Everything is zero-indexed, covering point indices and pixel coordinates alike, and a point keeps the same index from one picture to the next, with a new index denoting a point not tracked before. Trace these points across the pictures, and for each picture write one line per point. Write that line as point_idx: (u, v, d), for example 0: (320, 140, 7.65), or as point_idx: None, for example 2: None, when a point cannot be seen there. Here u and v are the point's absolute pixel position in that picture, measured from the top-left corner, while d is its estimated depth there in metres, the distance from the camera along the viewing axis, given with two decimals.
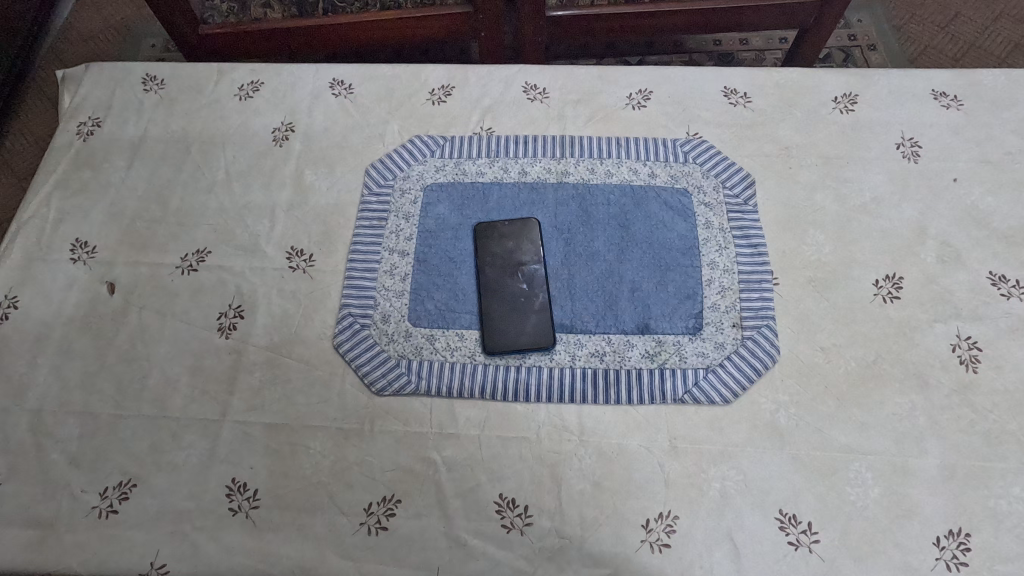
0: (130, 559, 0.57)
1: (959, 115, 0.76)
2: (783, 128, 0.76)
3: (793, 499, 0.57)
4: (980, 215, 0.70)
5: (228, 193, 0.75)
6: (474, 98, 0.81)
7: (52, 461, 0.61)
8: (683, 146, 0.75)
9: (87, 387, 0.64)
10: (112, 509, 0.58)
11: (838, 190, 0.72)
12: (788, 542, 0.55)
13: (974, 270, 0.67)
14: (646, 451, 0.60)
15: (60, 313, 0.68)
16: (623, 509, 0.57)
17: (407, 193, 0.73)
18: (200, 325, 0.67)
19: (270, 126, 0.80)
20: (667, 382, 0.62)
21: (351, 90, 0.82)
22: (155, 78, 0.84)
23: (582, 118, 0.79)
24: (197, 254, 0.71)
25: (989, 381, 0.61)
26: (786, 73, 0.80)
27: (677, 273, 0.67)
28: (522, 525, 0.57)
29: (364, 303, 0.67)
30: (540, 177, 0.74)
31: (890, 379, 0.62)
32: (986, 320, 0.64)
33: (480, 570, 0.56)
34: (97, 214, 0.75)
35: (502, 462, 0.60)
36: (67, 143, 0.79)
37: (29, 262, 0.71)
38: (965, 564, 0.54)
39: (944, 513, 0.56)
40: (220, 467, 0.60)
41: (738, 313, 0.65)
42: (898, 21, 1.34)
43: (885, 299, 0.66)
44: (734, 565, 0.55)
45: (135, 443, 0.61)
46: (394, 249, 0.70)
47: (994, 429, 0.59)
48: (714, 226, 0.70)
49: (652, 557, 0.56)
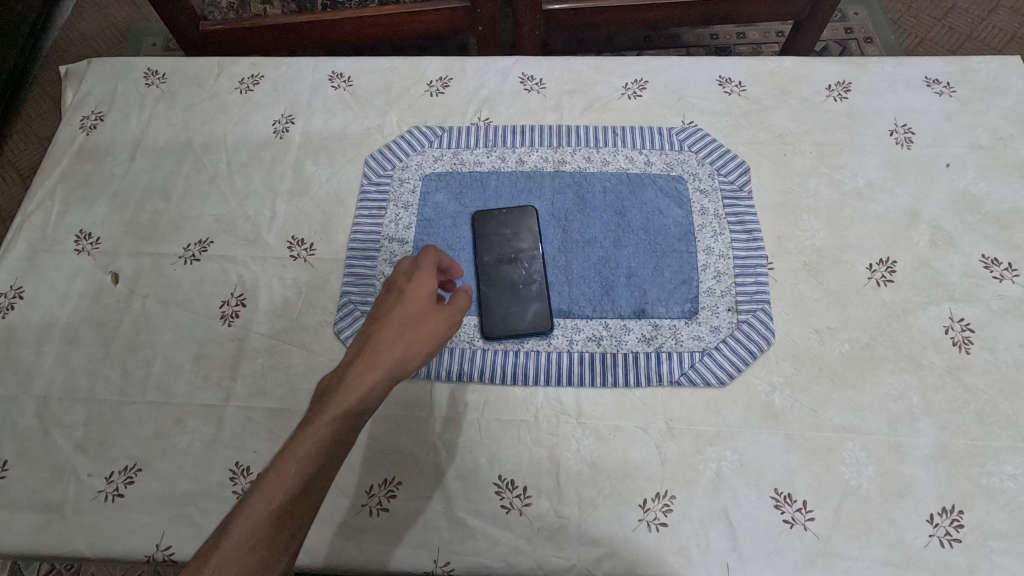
0: (136, 541, 0.57)
1: (952, 102, 0.77)
2: (778, 116, 0.77)
3: (789, 478, 0.58)
4: (972, 199, 0.71)
5: (229, 185, 0.76)
6: (472, 89, 0.82)
7: (58, 446, 0.62)
8: (679, 135, 0.76)
9: (93, 374, 0.65)
10: (118, 492, 0.59)
11: (832, 176, 0.73)
12: (783, 520, 0.56)
13: (967, 254, 0.68)
14: (643, 432, 0.60)
15: (65, 302, 0.69)
16: (620, 489, 0.58)
17: (405, 182, 0.74)
18: (203, 313, 0.68)
19: (271, 119, 0.81)
20: (663, 365, 0.63)
21: (350, 82, 0.83)
22: (156, 72, 0.85)
23: (578, 108, 0.79)
24: (199, 244, 0.72)
25: (982, 361, 0.62)
26: (780, 63, 0.81)
27: (673, 259, 0.68)
28: (521, 505, 0.58)
29: (364, 290, 0.68)
30: (537, 165, 0.74)
31: (883, 360, 0.63)
32: (978, 302, 0.65)
33: (480, 549, 0.57)
34: (101, 206, 0.76)
35: (500, 444, 0.61)
36: (71, 137, 0.80)
37: (34, 253, 0.72)
38: (957, 540, 0.55)
39: (937, 491, 0.57)
40: (223, 451, 0.61)
41: (734, 297, 0.66)
42: (895, 13, 1.34)
43: (879, 282, 0.66)
44: (730, 543, 0.56)
45: (140, 428, 0.62)
46: (394, 237, 0.71)
47: (987, 408, 0.60)
48: (709, 213, 0.71)
49: (649, 536, 0.56)
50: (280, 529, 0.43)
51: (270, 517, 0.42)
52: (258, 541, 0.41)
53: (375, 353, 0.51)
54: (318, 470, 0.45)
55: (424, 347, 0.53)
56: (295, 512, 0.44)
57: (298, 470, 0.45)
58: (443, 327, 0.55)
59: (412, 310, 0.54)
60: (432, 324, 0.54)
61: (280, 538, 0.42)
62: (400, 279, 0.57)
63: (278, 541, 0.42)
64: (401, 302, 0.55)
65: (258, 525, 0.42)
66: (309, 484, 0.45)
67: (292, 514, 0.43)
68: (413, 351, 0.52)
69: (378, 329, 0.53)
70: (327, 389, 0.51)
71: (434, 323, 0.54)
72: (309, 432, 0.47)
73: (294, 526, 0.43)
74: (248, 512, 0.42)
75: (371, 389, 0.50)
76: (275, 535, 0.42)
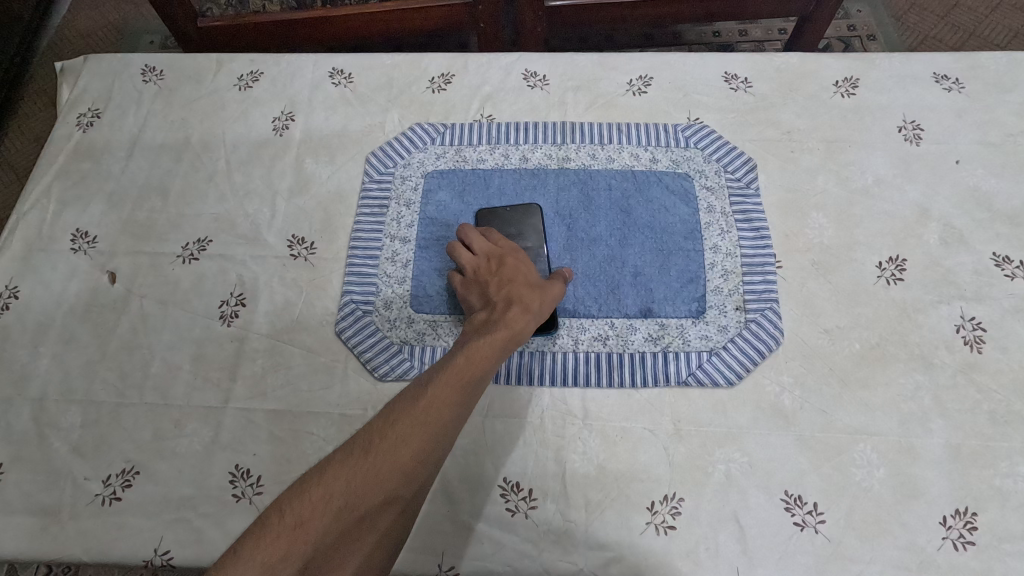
0: (134, 546, 0.56)
1: (960, 98, 0.76)
2: (784, 112, 0.76)
3: (799, 480, 0.57)
4: (982, 196, 0.70)
5: (228, 183, 0.75)
6: (474, 85, 0.80)
7: (54, 449, 0.60)
8: (685, 131, 0.75)
9: (90, 375, 0.64)
10: (115, 496, 0.58)
11: (840, 173, 0.72)
12: (794, 523, 0.55)
13: (977, 252, 0.67)
14: (650, 434, 0.59)
15: (62, 302, 0.68)
16: (628, 492, 0.57)
17: (407, 180, 0.73)
18: (202, 314, 0.67)
19: (270, 116, 0.80)
20: (671, 365, 0.62)
21: (350, 79, 0.82)
22: (154, 69, 0.83)
23: (582, 105, 0.78)
24: (198, 243, 0.71)
25: (994, 360, 0.61)
26: (787, 59, 0.80)
27: (680, 257, 0.67)
28: (526, 508, 0.57)
29: (366, 289, 0.67)
30: (541, 163, 0.73)
31: (894, 360, 0.62)
32: (989, 301, 0.64)
33: (485, 553, 0.56)
34: (97, 204, 0.74)
35: (506, 446, 0.60)
36: (67, 135, 0.79)
37: (29, 253, 0.71)
38: (971, 543, 0.54)
39: (950, 493, 0.56)
40: (222, 454, 0.60)
41: (741, 296, 0.65)
42: (897, 11, 1.33)
43: (889, 281, 0.65)
44: (739, 546, 0.55)
45: (138, 431, 0.61)
46: (396, 235, 0.70)
47: (1000, 409, 0.59)
48: (716, 211, 0.70)
49: (657, 539, 0.55)
50: (459, 412, 0.45)
51: (455, 397, 0.45)
52: (444, 413, 0.44)
53: (523, 300, 0.54)
54: (486, 375, 0.48)
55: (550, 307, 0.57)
56: (469, 402, 0.46)
57: (474, 369, 0.47)
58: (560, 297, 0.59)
59: (536, 276, 0.58)
60: (557, 289, 0.58)
61: (457, 419, 0.45)
62: (509, 248, 0.61)
63: (455, 422, 0.45)
64: (525, 268, 0.58)
65: (446, 399, 0.44)
66: (478, 387, 0.47)
67: (467, 401, 0.46)
68: (546, 308, 0.56)
69: (516, 283, 0.56)
70: (482, 322, 0.52)
71: (558, 289, 0.58)
72: (480, 344, 0.49)
73: (468, 413, 0.46)
74: (437, 388, 0.45)
75: (522, 331, 0.52)
76: (455, 414, 0.45)
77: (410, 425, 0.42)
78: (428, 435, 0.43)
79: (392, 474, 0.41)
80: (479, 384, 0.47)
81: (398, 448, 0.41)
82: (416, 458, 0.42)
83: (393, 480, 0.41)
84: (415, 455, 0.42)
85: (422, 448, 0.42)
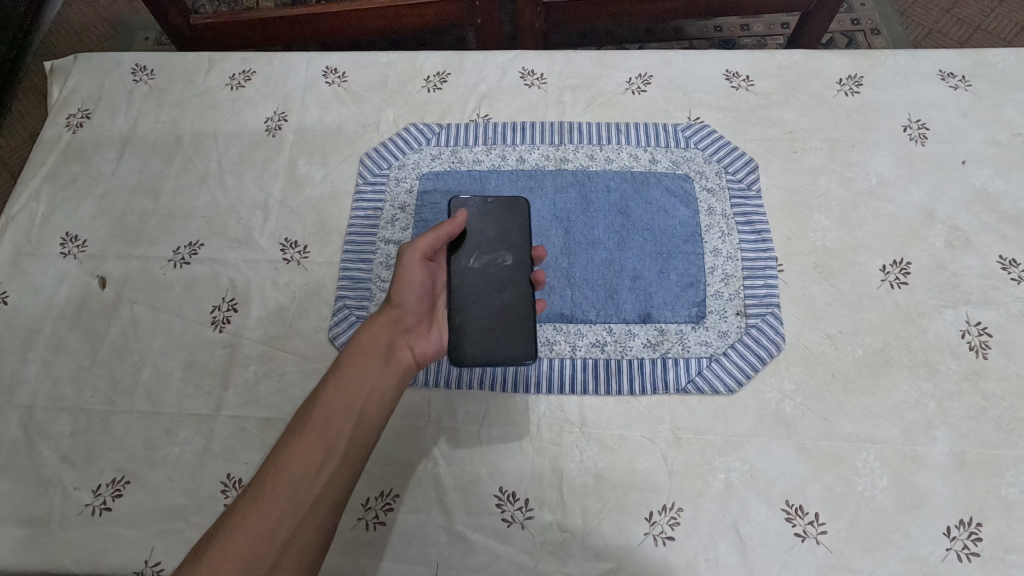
0: (124, 557, 0.55)
1: (967, 96, 0.74)
2: (786, 111, 0.74)
3: (800, 490, 0.56)
4: (989, 198, 0.68)
5: (220, 185, 0.74)
6: (470, 84, 0.79)
7: (44, 458, 0.60)
8: (685, 131, 0.73)
9: (80, 383, 0.63)
10: (105, 506, 0.57)
11: (843, 173, 0.70)
12: (794, 534, 0.54)
13: (984, 255, 0.65)
14: (649, 442, 0.58)
15: (51, 308, 0.67)
16: (626, 501, 0.56)
17: (402, 181, 0.72)
18: (194, 319, 0.66)
19: (263, 116, 0.78)
20: (670, 372, 0.61)
21: (344, 78, 0.80)
22: (144, 68, 0.82)
23: (580, 104, 0.77)
24: (189, 247, 0.70)
25: (1000, 367, 0.60)
26: (790, 56, 0.78)
27: (680, 260, 0.66)
28: (523, 519, 0.56)
29: (360, 295, 0.66)
30: (538, 164, 0.72)
31: (899, 365, 0.60)
32: (996, 305, 0.63)
33: (480, 565, 0.55)
34: (87, 208, 0.73)
35: (501, 455, 0.59)
36: (56, 136, 0.78)
37: (19, 257, 0.70)
38: (976, 554, 0.53)
39: (955, 503, 0.55)
40: (215, 462, 0.59)
41: (742, 300, 0.63)
42: (902, 4, 1.31)
43: (893, 285, 0.64)
44: (740, 557, 0.54)
45: (128, 439, 0.60)
46: (391, 238, 0.68)
47: (1006, 415, 0.58)
48: (717, 212, 0.68)
49: (656, 550, 0.54)
50: (306, 460, 0.47)
51: (295, 456, 0.47)
52: (285, 470, 0.46)
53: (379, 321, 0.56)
54: (338, 417, 0.49)
55: (411, 290, 0.58)
56: (324, 446, 0.48)
57: (319, 414, 0.49)
58: (421, 265, 0.58)
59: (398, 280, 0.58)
60: (409, 263, 0.58)
61: (306, 468, 0.47)
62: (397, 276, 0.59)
63: (307, 469, 0.47)
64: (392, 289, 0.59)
65: (289, 455, 0.47)
66: (333, 425, 0.49)
67: (320, 444, 0.48)
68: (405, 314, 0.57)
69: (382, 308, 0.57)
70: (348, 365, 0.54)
71: (409, 261, 0.58)
72: (330, 383, 0.51)
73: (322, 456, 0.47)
74: (280, 449, 0.48)
75: (373, 350, 0.54)
76: (302, 465, 0.47)
77: (252, 499, 0.45)
78: (269, 501, 0.45)
79: (231, 558, 0.42)
80: (336, 421, 0.49)
81: (238, 528, 0.43)
82: (256, 530, 0.43)
83: (235, 563, 0.42)
84: (255, 529, 0.43)
85: (265, 516, 0.44)
